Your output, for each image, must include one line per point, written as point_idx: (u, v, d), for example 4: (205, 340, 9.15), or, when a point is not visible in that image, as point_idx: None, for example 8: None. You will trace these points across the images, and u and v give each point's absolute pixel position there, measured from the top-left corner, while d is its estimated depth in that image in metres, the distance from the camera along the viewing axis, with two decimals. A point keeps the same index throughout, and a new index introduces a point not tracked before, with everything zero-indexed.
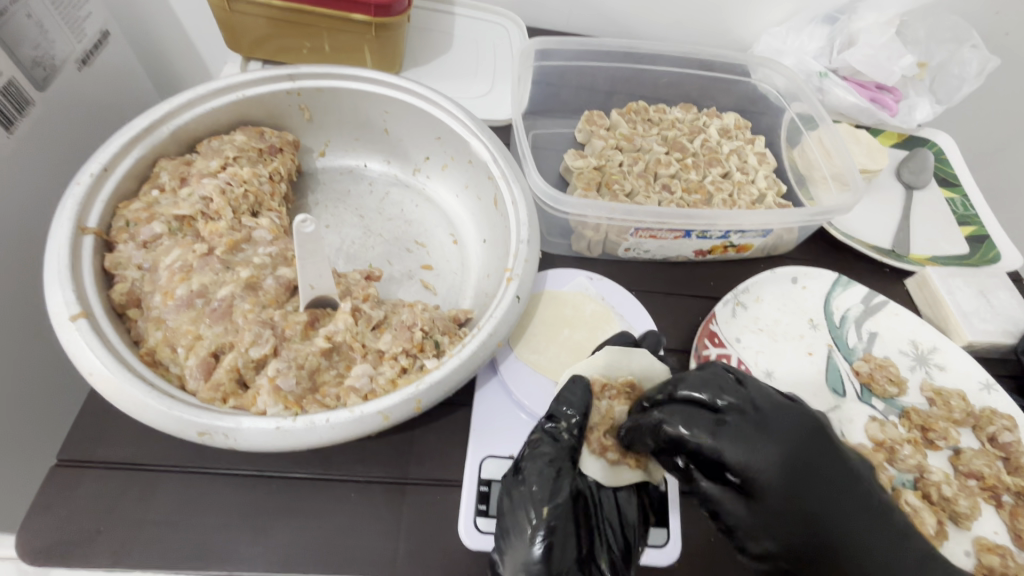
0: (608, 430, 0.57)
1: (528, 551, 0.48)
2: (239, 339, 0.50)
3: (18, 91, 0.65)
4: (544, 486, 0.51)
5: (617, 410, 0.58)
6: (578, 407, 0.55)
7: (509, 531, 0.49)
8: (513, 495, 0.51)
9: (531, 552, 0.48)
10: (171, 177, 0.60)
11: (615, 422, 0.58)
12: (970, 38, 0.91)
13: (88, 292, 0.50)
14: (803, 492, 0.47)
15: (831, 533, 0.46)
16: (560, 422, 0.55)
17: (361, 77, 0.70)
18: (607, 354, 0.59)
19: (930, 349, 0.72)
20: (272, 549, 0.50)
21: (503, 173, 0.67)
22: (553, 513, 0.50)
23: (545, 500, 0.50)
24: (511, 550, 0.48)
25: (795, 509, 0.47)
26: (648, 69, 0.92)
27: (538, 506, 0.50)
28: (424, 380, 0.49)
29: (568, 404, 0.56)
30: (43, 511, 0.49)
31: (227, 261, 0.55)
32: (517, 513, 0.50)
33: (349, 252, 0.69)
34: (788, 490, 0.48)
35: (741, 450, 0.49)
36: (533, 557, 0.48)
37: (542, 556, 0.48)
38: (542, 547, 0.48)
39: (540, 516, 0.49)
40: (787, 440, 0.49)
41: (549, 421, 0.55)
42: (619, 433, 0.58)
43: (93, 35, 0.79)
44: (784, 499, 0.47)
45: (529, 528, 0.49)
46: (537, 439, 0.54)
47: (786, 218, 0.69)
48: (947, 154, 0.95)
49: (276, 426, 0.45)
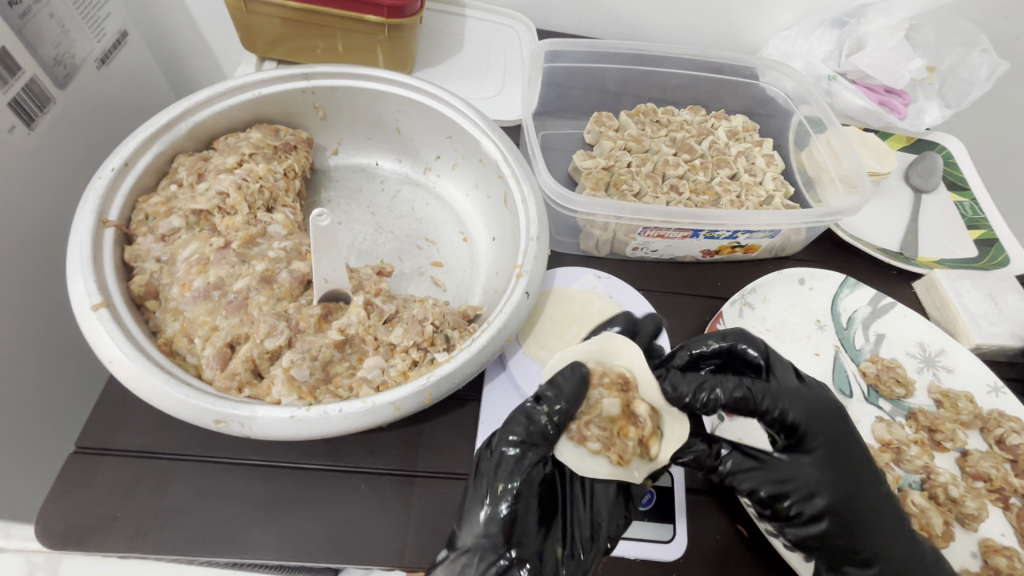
0: (595, 420, 0.54)
1: (484, 526, 0.46)
2: (255, 330, 0.51)
3: (41, 89, 0.66)
4: (506, 466, 0.48)
5: (608, 403, 0.54)
6: (563, 399, 0.51)
7: (468, 502, 0.48)
8: (479, 470, 0.49)
9: (488, 528, 0.46)
10: (189, 173, 0.61)
11: (604, 415, 0.54)
12: (980, 42, 0.91)
13: (109, 283, 0.51)
14: (840, 437, 0.54)
15: (847, 472, 0.52)
16: (540, 406, 0.51)
17: (374, 76, 0.71)
18: (598, 341, 0.58)
19: (938, 351, 0.72)
20: (283, 538, 0.51)
21: (513, 171, 0.67)
22: (516, 492, 0.47)
23: (508, 478, 0.48)
24: (467, 522, 0.47)
25: (836, 452, 0.53)
26: (658, 72, 0.93)
27: (501, 483, 0.48)
28: (435, 372, 0.50)
29: (553, 391, 0.52)
30: (62, 496, 0.50)
31: (243, 254, 0.56)
32: (481, 487, 0.48)
33: (360, 248, 0.71)
34: (835, 440, 0.53)
35: (799, 402, 0.53)
36: (486, 534, 0.46)
37: (496, 534, 0.46)
38: (497, 524, 0.46)
39: (499, 493, 0.47)
40: (821, 399, 0.54)
41: (530, 403, 0.52)
42: (607, 426, 0.54)
43: (113, 35, 0.81)
44: (831, 445, 0.53)
45: (488, 503, 0.47)
46: (514, 418, 0.51)
47: (793, 219, 0.70)
48: (956, 157, 0.95)
49: (290, 414, 0.46)
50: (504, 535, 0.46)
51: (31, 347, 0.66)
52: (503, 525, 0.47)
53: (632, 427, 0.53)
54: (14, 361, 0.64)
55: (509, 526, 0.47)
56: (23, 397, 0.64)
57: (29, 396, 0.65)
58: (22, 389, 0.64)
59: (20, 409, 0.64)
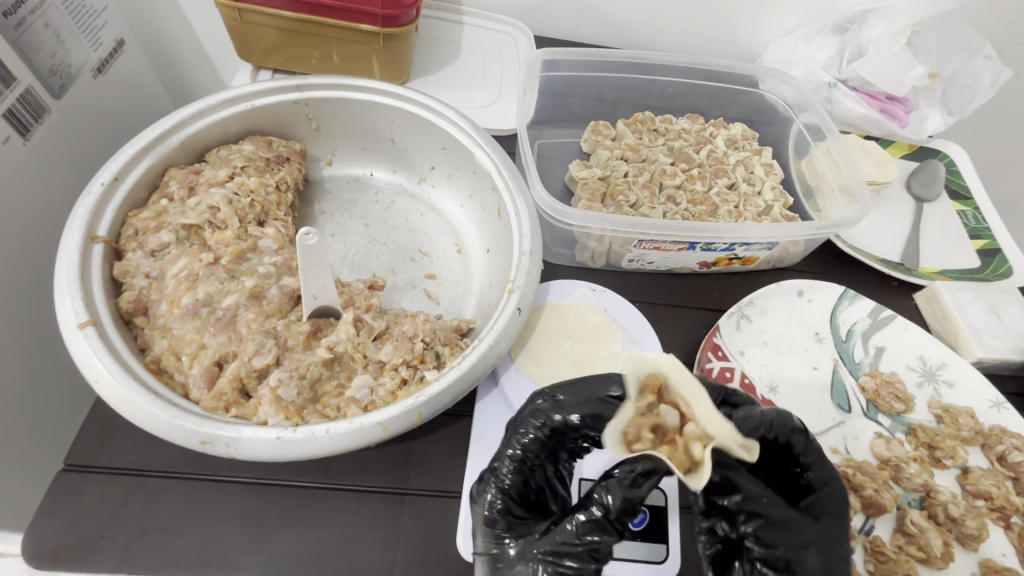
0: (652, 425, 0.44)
1: (490, 512, 0.48)
2: (242, 348, 0.51)
3: (35, 100, 0.66)
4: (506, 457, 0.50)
5: (667, 415, 0.44)
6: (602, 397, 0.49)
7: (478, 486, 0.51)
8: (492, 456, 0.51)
9: (492, 512, 0.48)
10: (180, 186, 0.61)
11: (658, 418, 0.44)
12: (983, 49, 0.90)
13: (96, 300, 0.51)
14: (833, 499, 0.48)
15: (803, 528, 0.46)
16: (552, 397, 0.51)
17: (368, 88, 0.70)
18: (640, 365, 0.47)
19: (939, 365, 0.71)
20: (272, 557, 0.50)
21: (506, 184, 0.67)
22: (522, 476, 0.50)
23: (517, 468, 0.50)
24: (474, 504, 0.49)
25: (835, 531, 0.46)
26: (655, 81, 0.92)
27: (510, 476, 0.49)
28: (424, 392, 0.49)
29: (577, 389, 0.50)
30: (48, 516, 0.50)
31: (232, 270, 0.56)
32: (492, 478, 0.50)
33: (354, 260, 0.70)
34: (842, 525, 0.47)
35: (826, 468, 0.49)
36: (493, 519, 0.48)
37: (501, 519, 0.48)
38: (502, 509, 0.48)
39: (508, 482, 0.49)
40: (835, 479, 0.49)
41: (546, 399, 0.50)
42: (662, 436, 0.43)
43: (109, 44, 0.80)
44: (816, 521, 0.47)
45: (495, 490, 0.49)
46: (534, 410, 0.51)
47: (792, 232, 0.69)
48: (959, 165, 0.94)
49: (276, 436, 0.45)
50: (510, 518, 0.48)
51: (21, 359, 0.66)
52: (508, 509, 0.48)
53: (686, 444, 0.42)
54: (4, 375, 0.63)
55: (512, 510, 0.49)
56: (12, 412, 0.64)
57: (19, 410, 0.65)
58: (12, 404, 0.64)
59: (9, 424, 0.63)
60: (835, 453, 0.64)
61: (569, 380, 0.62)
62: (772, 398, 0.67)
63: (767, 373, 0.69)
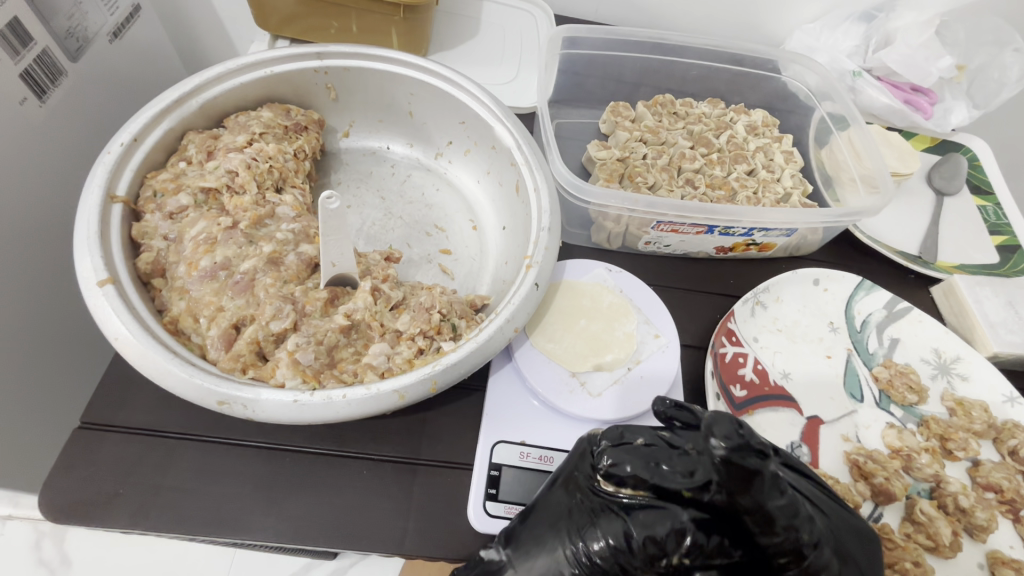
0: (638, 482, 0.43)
1: (548, 560, 0.44)
2: (261, 312, 0.51)
3: (52, 61, 0.65)
4: (559, 498, 0.46)
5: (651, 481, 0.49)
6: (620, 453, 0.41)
7: (529, 515, 0.48)
8: (542, 505, 0.47)
9: (557, 561, 0.44)
10: (198, 150, 0.60)
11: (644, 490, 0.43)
12: (1013, 41, 0.89)
13: (116, 260, 0.51)
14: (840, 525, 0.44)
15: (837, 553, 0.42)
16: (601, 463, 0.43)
17: (390, 58, 0.69)
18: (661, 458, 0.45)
19: (954, 358, 0.70)
20: (284, 520, 0.51)
21: (525, 159, 0.66)
22: (572, 518, 0.45)
23: (561, 521, 0.45)
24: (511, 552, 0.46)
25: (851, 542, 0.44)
26: (677, 62, 0.90)
27: (547, 515, 0.46)
28: (440, 362, 0.49)
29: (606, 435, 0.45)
30: (65, 471, 0.50)
31: (251, 235, 0.56)
32: (530, 531, 0.46)
33: (369, 233, 0.70)
34: (866, 541, 0.45)
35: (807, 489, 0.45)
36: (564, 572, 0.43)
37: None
38: (586, 556, 0.43)
39: (597, 541, 0.42)
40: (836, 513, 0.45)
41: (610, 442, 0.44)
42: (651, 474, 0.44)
43: (126, 8, 0.79)
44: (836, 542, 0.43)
45: (518, 524, 0.48)
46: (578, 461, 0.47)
47: (810, 218, 0.68)
48: (981, 160, 0.92)
49: (294, 399, 0.45)
50: None
51: (26, 328, 0.65)
52: (600, 561, 0.42)
53: None
54: (9, 343, 0.62)
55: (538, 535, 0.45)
56: (20, 381, 0.63)
57: (26, 381, 0.64)
58: (16, 377, 0.63)
59: (13, 398, 0.62)
60: (847, 441, 0.64)
61: (585, 359, 0.61)
62: (784, 385, 0.66)
63: (780, 361, 0.68)
